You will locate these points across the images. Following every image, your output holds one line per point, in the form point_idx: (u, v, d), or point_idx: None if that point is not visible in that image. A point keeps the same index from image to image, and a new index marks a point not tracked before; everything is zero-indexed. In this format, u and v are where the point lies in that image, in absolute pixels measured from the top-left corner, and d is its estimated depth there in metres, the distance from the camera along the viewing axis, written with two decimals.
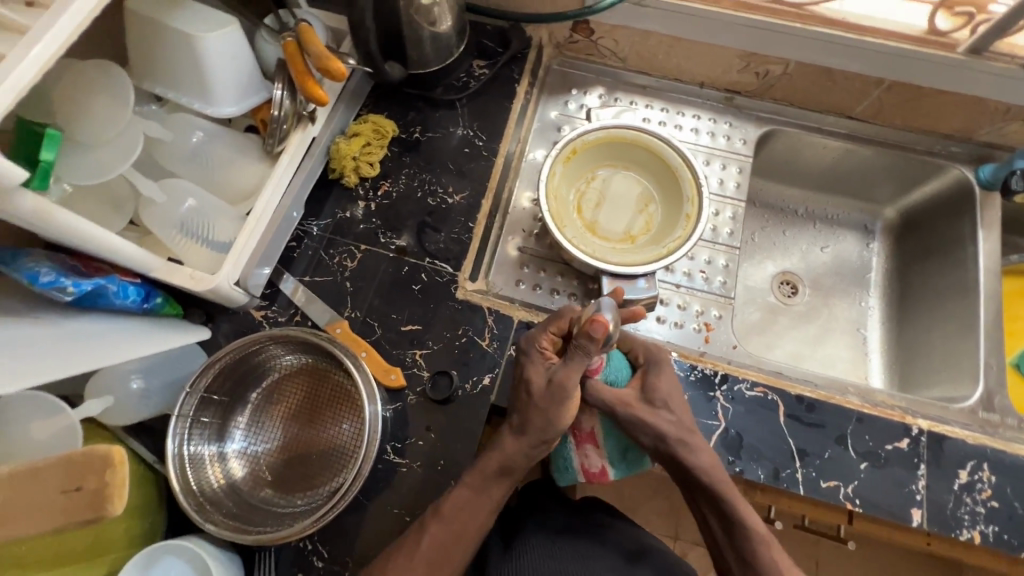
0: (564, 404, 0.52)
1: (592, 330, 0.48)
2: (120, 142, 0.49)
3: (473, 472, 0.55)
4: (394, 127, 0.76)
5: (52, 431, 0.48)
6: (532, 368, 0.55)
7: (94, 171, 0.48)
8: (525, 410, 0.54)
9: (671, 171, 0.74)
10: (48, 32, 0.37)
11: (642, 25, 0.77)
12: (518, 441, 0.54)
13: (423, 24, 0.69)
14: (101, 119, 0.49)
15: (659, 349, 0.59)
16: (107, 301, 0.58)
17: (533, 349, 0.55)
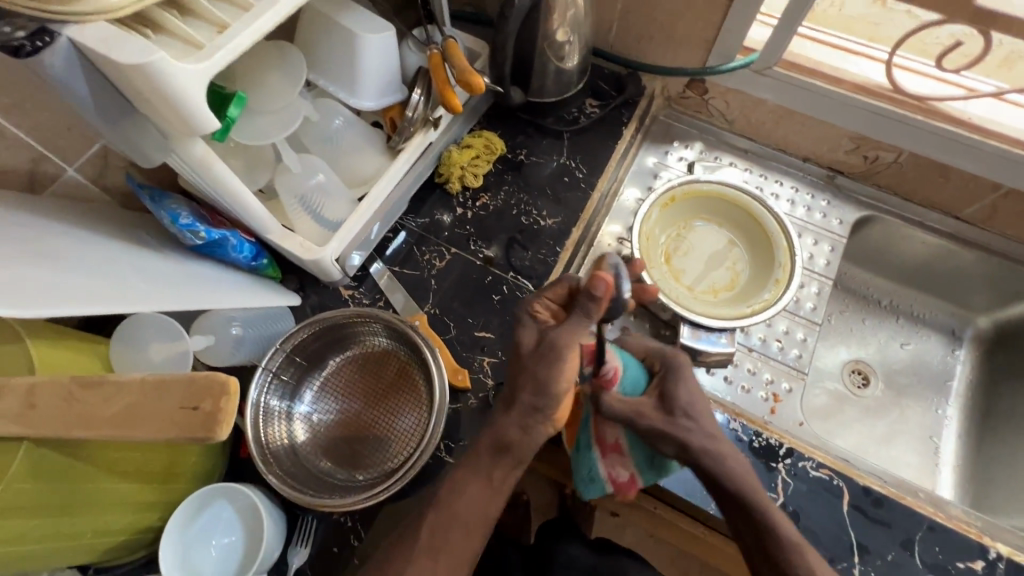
0: (555, 366, 0.50)
1: (594, 286, 0.48)
2: (282, 115, 0.56)
3: (476, 455, 0.54)
4: (503, 146, 0.80)
5: (167, 354, 0.55)
6: (524, 327, 0.53)
7: (255, 133, 0.55)
8: (515, 372, 0.53)
9: (765, 235, 0.76)
10: (270, 10, 0.42)
11: (757, 94, 0.80)
12: (509, 413, 0.53)
13: (552, 58, 0.74)
14: (272, 93, 0.55)
15: (676, 355, 0.57)
16: (224, 252, 0.64)
17: (528, 310, 0.54)
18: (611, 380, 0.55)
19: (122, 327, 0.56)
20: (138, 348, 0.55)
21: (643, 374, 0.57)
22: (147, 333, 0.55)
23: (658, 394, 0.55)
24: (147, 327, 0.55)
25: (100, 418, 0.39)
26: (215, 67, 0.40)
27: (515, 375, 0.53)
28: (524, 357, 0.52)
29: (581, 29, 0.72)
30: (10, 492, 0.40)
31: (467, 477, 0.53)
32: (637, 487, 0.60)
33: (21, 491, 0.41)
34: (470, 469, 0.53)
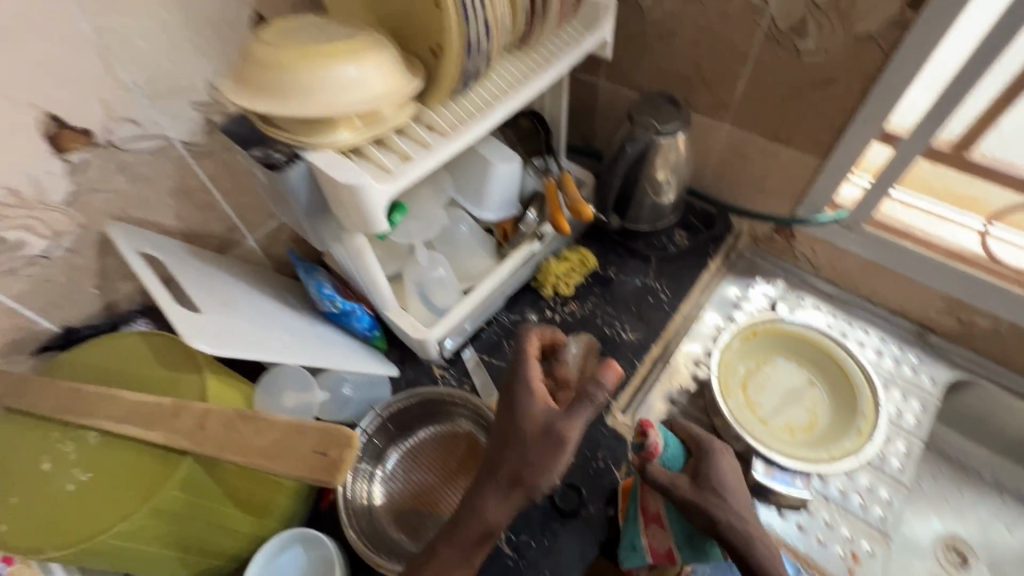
0: (559, 453, 0.49)
1: (605, 374, 0.51)
2: (426, 220, 0.75)
3: (454, 540, 0.49)
4: (596, 263, 0.88)
5: (297, 403, 0.65)
6: (522, 402, 0.52)
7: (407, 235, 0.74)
8: (507, 449, 0.50)
9: (849, 383, 0.77)
10: (442, 150, 0.55)
11: (845, 245, 0.84)
12: (497, 493, 0.49)
13: (650, 193, 0.84)
14: (422, 206, 0.76)
15: (713, 438, 0.58)
16: (349, 321, 0.75)
17: (525, 384, 0.54)
18: (652, 454, 0.57)
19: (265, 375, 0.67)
20: (273, 394, 0.65)
21: (681, 452, 0.59)
22: (283, 383, 0.66)
23: (692, 473, 0.55)
24: (285, 377, 0.66)
25: (249, 447, 0.47)
26: (396, 187, 0.52)
27: (513, 451, 0.50)
28: (524, 437, 0.50)
29: (680, 173, 0.82)
30: (164, 498, 0.48)
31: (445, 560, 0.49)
32: (676, 562, 0.59)
33: (172, 498, 0.48)
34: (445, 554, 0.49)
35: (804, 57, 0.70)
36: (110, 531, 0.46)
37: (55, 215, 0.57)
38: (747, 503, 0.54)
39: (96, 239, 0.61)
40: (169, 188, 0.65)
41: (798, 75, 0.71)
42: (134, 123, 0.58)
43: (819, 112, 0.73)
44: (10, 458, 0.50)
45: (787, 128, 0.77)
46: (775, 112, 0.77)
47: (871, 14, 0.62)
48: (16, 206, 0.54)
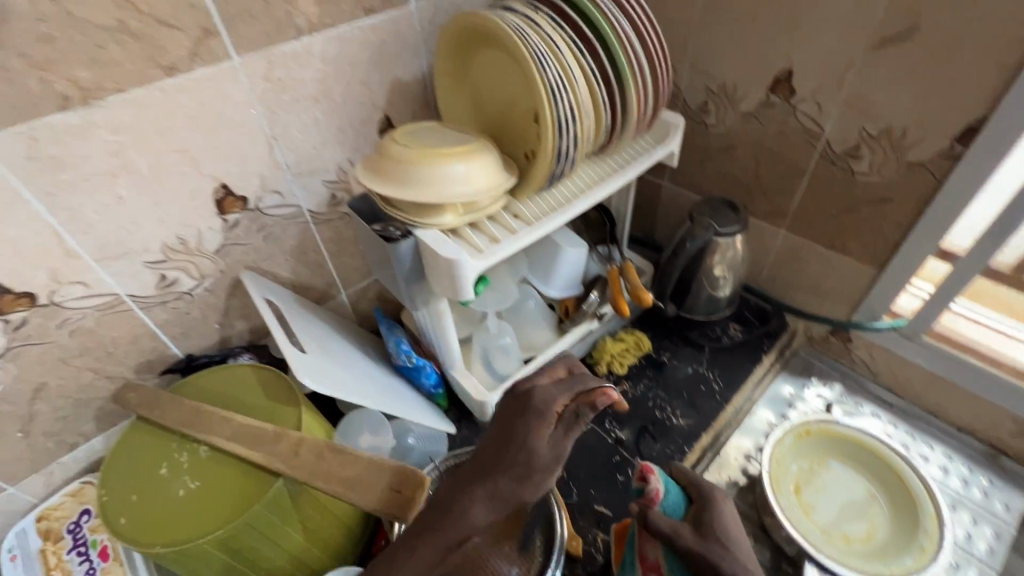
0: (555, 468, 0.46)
1: (601, 399, 0.49)
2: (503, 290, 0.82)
3: (422, 548, 0.44)
4: (650, 346, 0.93)
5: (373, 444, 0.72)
6: (533, 412, 0.48)
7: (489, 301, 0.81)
8: (504, 454, 0.46)
9: (910, 495, 0.75)
10: (526, 235, 0.64)
11: (904, 354, 0.85)
12: (482, 500, 0.44)
13: (707, 287, 0.90)
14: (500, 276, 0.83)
15: (714, 489, 0.61)
16: (418, 377, 0.81)
17: (540, 398, 0.49)
18: (652, 498, 0.61)
19: (346, 417, 0.75)
20: (351, 434, 0.73)
21: (683, 500, 0.62)
22: (358, 424, 0.74)
23: (695, 521, 0.57)
24: (361, 418, 0.74)
25: (335, 477, 0.54)
26: (485, 262, 0.60)
27: (504, 456, 0.45)
28: (523, 444, 0.46)
29: (736, 270, 0.88)
30: (251, 514, 0.53)
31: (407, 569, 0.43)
32: None
33: (260, 516, 0.54)
34: (409, 561, 0.43)
35: (859, 177, 0.76)
36: (203, 537, 0.52)
37: (206, 261, 0.69)
38: (748, 552, 0.53)
39: (230, 282, 0.73)
40: (292, 247, 0.77)
41: (853, 192, 0.77)
42: (279, 194, 0.72)
43: (875, 226, 0.78)
44: (142, 460, 0.59)
45: (843, 237, 0.82)
46: (831, 223, 0.82)
47: (922, 146, 0.68)
48: (181, 252, 0.67)
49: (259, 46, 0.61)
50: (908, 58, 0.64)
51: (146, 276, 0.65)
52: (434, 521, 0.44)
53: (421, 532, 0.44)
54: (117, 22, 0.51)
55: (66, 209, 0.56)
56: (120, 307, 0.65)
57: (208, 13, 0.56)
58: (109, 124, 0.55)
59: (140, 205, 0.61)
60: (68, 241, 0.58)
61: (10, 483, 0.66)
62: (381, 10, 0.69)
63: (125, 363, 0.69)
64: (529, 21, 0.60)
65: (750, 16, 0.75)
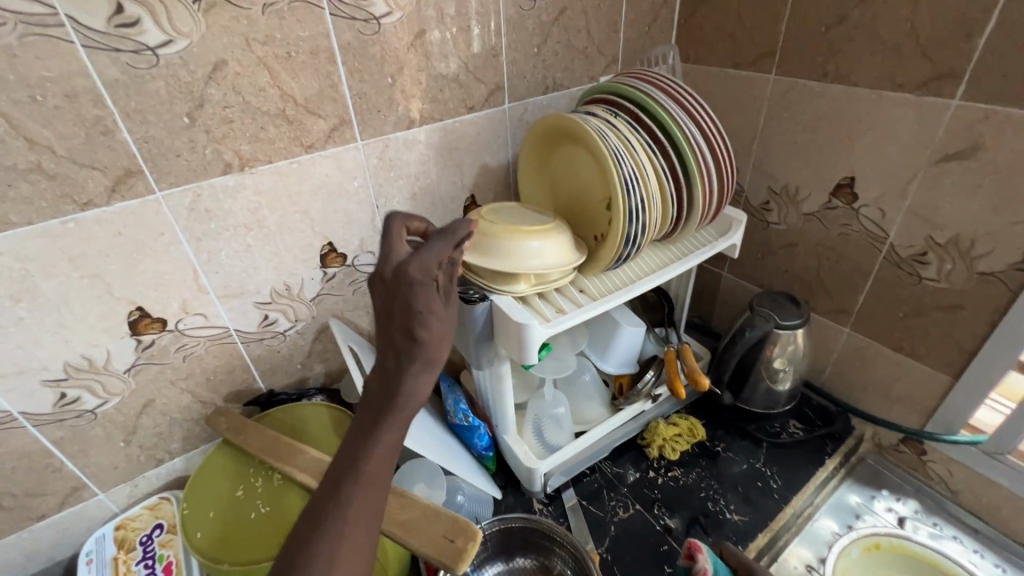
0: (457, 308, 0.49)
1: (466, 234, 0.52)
2: (563, 359, 0.84)
3: (383, 431, 0.44)
4: (704, 434, 0.92)
5: (427, 496, 0.75)
6: (419, 279, 0.47)
7: (551, 369, 0.83)
8: (420, 327, 0.45)
9: None
10: (591, 308, 0.69)
11: (988, 473, 0.79)
12: (422, 371, 0.45)
13: (766, 378, 0.89)
14: (561, 346, 0.85)
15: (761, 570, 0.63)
16: (471, 437, 0.84)
17: (421, 262, 0.48)
18: None
19: (405, 465, 0.80)
20: (408, 483, 0.77)
21: None
22: (414, 474, 0.78)
23: None
24: (417, 470, 0.78)
25: (394, 518, 0.57)
26: (551, 329, 0.65)
27: (416, 332, 0.45)
28: (430, 307, 0.46)
29: (797, 364, 0.88)
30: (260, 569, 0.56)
31: (381, 446, 0.44)
32: None
33: None
34: (377, 442, 0.44)
35: (926, 283, 0.76)
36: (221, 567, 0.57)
37: (303, 306, 0.79)
38: None
39: (318, 327, 0.82)
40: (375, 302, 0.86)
41: (922, 296, 0.77)
42: (372, 254, 0.81)
43: (946, 333, 0.76)
44: (222, 481, 0.65)
45: (912, 341, 0.81)
46: (898, 326, 0.82)
47: (992, 257, 0.69)
48: (285, 296, 0.76)
49: (380, 133, 0.73)
50: (971, 173, 0.67)
51: (253, 315, 0.75)
52: (381, 405, 0.45)
53: (375, 421, 0.45)
54: (278, 110, 0.64)
55: (206, 251, 0.67)
56: (227, 339, 0.74)
57: (346, 106, 0.69)
58: (255, 187, 0.67)
59: (263, 253, 0.71)
60: (202, 278, 0.68)
61: (102, 489, 0.73)
62: (480, 109, 0.81)
63: (218, 391, 0.77)
64: (609, 124, 0.69)
65: (812, 128, 0.82)
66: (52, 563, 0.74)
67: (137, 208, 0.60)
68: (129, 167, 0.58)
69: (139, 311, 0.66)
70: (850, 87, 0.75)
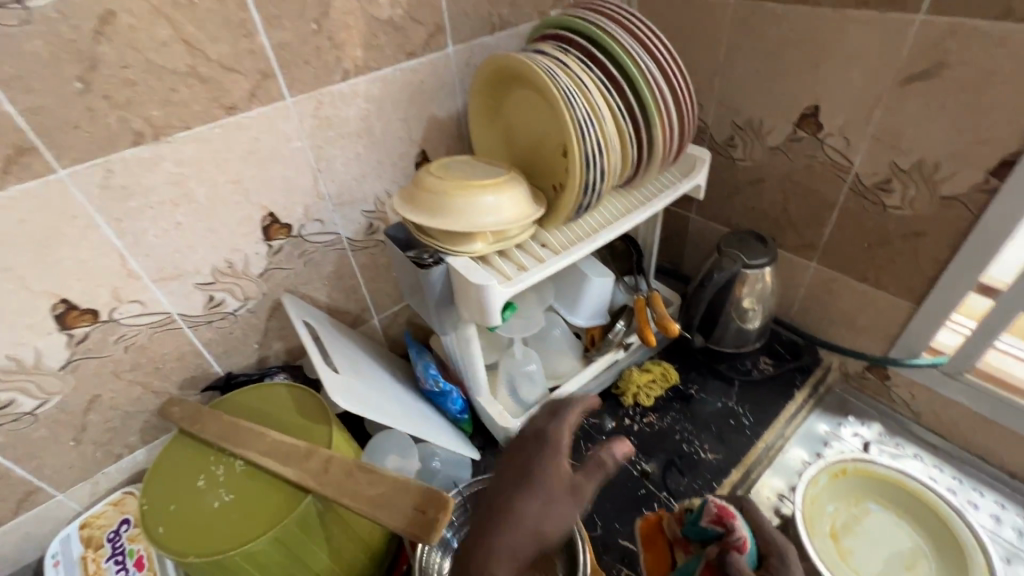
0: (574, 501, 0.56)
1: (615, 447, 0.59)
2: (528, 317, 0.83)
3: None
4: (677, 377, 0.92)
5: (398, 466, 0.76)
6: (552, 460, 0.59)
7: (515, 328, 0.82)
8: (535, 504, 0.55)
9: (959, 544, 0.73)
10: (554, 263, 0.66)
11: (948, 394, 0.82)
12: (517, 542, 0.52)
13: (735, 318, 0.89)
14: (524, 304, 0.84)
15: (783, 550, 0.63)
16: (445, 401, 0.83)
17: (561, 455, 0.60)
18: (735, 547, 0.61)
19: (377, 436, 0.79)
20: (379, 455, 0.77)
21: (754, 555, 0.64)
22: (386, 444, 0.78)
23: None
24: (389, 440, 0.78)
25: (362, 497, 0.55)
26: (512, 288, 0.63)
27: (537, 504, 0.55)
28: (552, 494, 0.56)
29: (765, 302, 0.88)
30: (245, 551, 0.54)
31: None
32: None
33: (289, 532, 0.57)
34: None
35: (890, 211, 0.75)
36: (199, 556, 0.54)
37: (252, 284, 0.74)
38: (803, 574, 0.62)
39: (271, 304, 0.77)
40: (330, 272, 0.82)
41: (886, 225, 0.77)
42: (320, 222, 0.76)
43: (910, 261, 0.76)
44: (187, 468, 0.63)
45: (876, 271, 0.81)
46: (863, 257, 0.81)
47: (955, 180, 0.68)
48: (229, 275, 0.71)
49: (310, 87, 0.66)
50: (936, 93, 0.65)
51: (196, 297, 0.70)
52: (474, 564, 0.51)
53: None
54: (188, 68, 0.57)
55: (131, 233, 0.61)
56: (171, 324, 0.69)
57: (266, 59, 0.61)
58: (174, 156, 0.60)
59: (196, 230, 0.66)
60: (131, 262, 0.63)
61: (60, 490, 0.70)
62: (421, 54, 0.74)
63: (171, 379, 0.73)
64: (558, 62, 0.64)
65: (775, 55, 0.77)
66: (21, 566, 0.72)
67: (40, 190, 0.54)
68: (20, 144, 0.51)
69: (64, 304, 0.60)
70: (813, 7, 0.70)
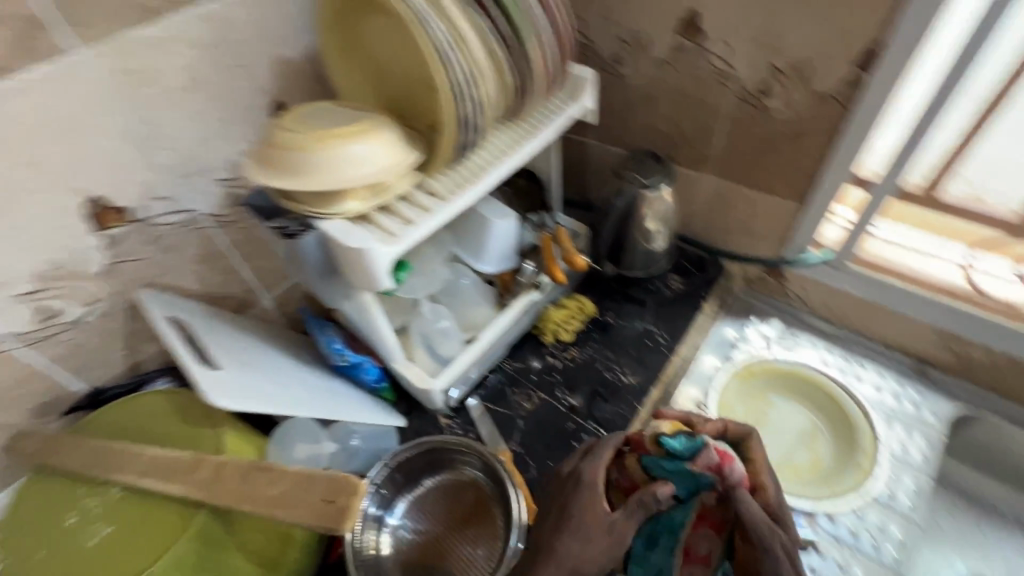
0: (610, 545, 0.58)
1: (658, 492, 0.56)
2: (429, 275, 0.81)
3: None
4: (594, 308, 0.92)
5: (309, 453, 0.73)
6: (585, 495, 0.61)
7: (417, 289, 0.80)
8: (572, 543, 0.58)
9: (848, 419, 0.82)
10: (442, 212, 0.60)
11: (835, 285, 0.87)
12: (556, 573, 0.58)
13: (641, 241, 0.89)
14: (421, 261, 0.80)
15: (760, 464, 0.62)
16: (358, 373, 0.78)
17: (595, 493, 0.60)
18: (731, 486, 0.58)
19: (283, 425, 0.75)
20: (287, 445, 0.73)
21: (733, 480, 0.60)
22: (295, 433, 0.74)
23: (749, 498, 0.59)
24: (297, 428, 0.74)
25: (262, 497, 0.51)
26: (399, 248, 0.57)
27: (567, 537, 0.59)
28: (589, 536, 0.58)
29: (668, 222, 0.88)
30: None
31: None
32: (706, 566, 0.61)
33: (189, 549, 0.53)
34: None
35: (773, 114, 0.76)
36: None
37: (94, 285, 0.63)
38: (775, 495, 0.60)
39: (127, 304, 0.67)
40: (194, 258, 0.71)
41: (770, 130, 0.77)
42: (166, 200, 0.65)
43: (794, 163, 0.79)
44: (55, 510, 0.57)
45: (765, 177, 0.83)
46: (754, 165, 0.82)
47: (825, 76, 0.69)
48: (59, 278, 0.60)
49: (106, 34, 0.53)
50: None
51: (21, 310, 0.59)
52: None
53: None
54: None
55: None
56: None
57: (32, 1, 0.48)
58: None
59: None
60: None
61: None
62: None
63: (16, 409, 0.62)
64: None
65: None
66: None
67: None
68: None
69: None
70: None
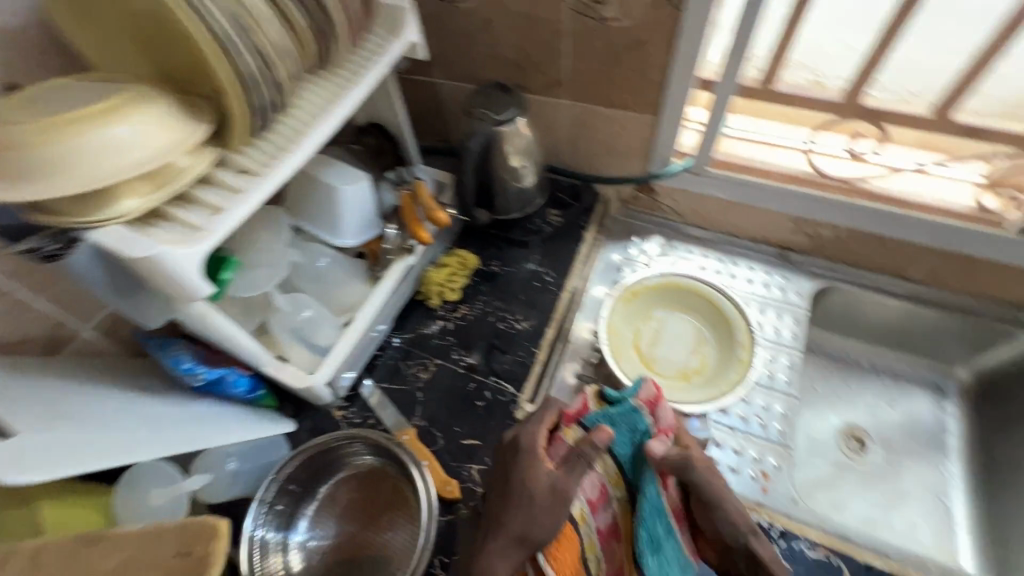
0: (561, 509, 0.54)
1: (597, 437, 0.55)
2: (271, 262, 0.69)
3: None
4: (476, 260, 0.88)
5: (170, 497, 0.64)
6: (524, 460, 0.58)
7: (250, 286, 0.67)
8: (513, 510, 0.55)
9: (725, 319, 0.85)
10: (258, 190, 0.51)
11: (700, 191, 0.89)
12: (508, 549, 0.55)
13: (509, 181, 0.84)
14: (262, 250, 0.69)
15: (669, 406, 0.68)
16: (224, 388, 0.68)
17: (535, 456, 0.58)
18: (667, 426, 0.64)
19: (127, 475, 0.64)
20: (142, 495, 0.63)
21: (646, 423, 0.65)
22: (147, 480, 0.64)
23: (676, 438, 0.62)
24: (147, 474, 0.64)
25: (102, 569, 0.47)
26: (209, 243, 0.47)
27: (511, 506, 0.56)
28: (534, 501, 0.55)
29: (531, 156, 0.83)
30: None
31: None
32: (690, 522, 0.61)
33: None
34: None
35: (611, 25, 0.72)
36: None
37: None
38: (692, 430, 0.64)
39: None
40: None
41: (612, 42, 0.74)
42: None
43: (641, 74, 0.76)
44: None
45: (618, 93, 0.80)
46: (604, 81, 0.79)
47: None
48: None
49: None
50: None
51: None
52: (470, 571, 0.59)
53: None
54: None
55: None
56: None
57: None
58: None
59: None
60: None
61: None
62: None
63: None
64: None
65: None
66: None
67: None
68: None
69: None
70: None
